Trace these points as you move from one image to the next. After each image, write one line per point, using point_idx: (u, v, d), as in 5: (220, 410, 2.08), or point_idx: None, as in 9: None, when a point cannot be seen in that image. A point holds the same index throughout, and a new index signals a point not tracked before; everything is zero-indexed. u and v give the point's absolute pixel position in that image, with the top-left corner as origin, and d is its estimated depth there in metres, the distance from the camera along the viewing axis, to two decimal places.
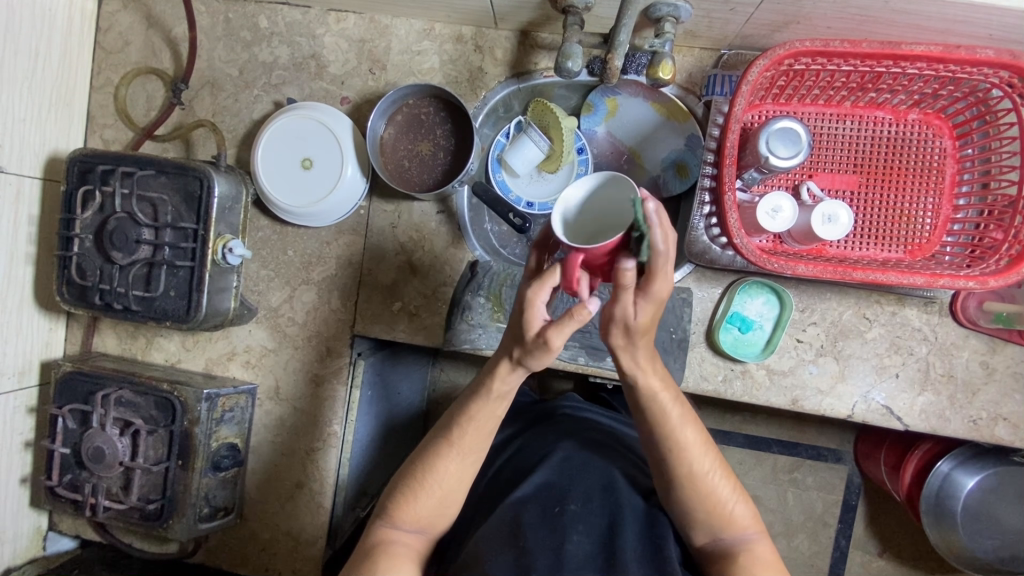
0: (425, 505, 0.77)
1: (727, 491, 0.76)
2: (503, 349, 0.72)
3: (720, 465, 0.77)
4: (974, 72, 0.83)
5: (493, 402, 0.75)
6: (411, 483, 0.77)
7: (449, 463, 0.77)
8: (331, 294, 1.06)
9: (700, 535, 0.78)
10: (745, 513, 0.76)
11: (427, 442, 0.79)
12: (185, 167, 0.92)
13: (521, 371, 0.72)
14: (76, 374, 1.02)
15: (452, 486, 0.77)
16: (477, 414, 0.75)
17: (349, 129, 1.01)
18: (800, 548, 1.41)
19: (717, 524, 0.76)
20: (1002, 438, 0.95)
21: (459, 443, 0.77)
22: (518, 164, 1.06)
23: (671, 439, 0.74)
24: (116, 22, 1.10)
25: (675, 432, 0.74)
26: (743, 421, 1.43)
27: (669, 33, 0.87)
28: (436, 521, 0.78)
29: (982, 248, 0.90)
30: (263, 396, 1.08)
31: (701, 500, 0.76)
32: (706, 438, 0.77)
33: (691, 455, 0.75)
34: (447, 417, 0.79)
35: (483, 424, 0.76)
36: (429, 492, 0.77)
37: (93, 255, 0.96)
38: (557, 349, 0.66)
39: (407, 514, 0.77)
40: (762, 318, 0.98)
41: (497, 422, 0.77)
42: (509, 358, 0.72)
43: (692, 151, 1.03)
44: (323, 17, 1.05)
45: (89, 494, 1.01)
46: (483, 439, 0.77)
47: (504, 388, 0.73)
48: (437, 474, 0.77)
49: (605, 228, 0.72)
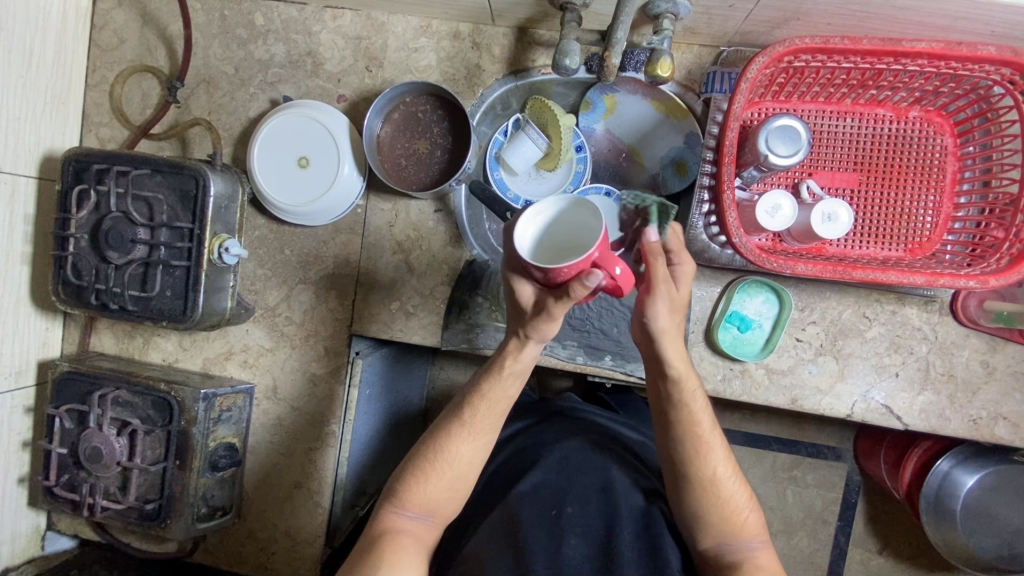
0: (435, 487, 0.78)
1: (743, 499, 0.78)
2: (511, 328, 0.77)
3: (739, 477, 0.79)
4: (975, 69, 0.82)
5: (506, 380, 0.78)
6: (423, 465, 0.78)
7: (461, 445, 0.78)
8: (329, 293, 1.06)
9: (706, 537, 0.78)
10: (756, 522, 0.78)
11: (439, 424, 0.80)
12: (181, 166, 0.92)
13: (530, 345, 0.76)
14: (73, 373, 1.02)
15: (463, 469, 0.79)
16: (490, 393, 0.78)
17: (346, 126, 1.00)
18: (800, 545, 1.41)
19: (728, 530, 0.77)
20: (1002, 437, 0.95)
21: (471, 423, 0.79)
22: (517, 162, 1.05)
23: (700, 440, 0.77)
24: (112, 20, 1.09)
25: (703, 436, 0.77)
26: (743, 418, 1.43)
27: (668, 29, 0.86)
28: (443, 507, 0.79)
29: (983, 247, 0.89)
30: (261, 395, 1.08)
31: (720, 507, 0.77)
32: (728, 449, 0.79)
33: (717, 461, 0.77)
34: (458, 399, 0.81)
35: (495, 404, 0.79)
36: (440, 474, 0.78)
37: (90, 255, 0.96)
38: (557, 317, 0.71)
39: (416, 496, 0.77)
40: (762, 317, 0.97)
41: (511, 401, 0.80)
42: (515, 335, 0.76)
43: (692, 148, 1.02)
44: (319, 13, 1.04)
45: (87, 493, 1.01)
46: (495, 420, 0.80)
47: (516, 365, 0.77)
48: (448, 457, 0.78)
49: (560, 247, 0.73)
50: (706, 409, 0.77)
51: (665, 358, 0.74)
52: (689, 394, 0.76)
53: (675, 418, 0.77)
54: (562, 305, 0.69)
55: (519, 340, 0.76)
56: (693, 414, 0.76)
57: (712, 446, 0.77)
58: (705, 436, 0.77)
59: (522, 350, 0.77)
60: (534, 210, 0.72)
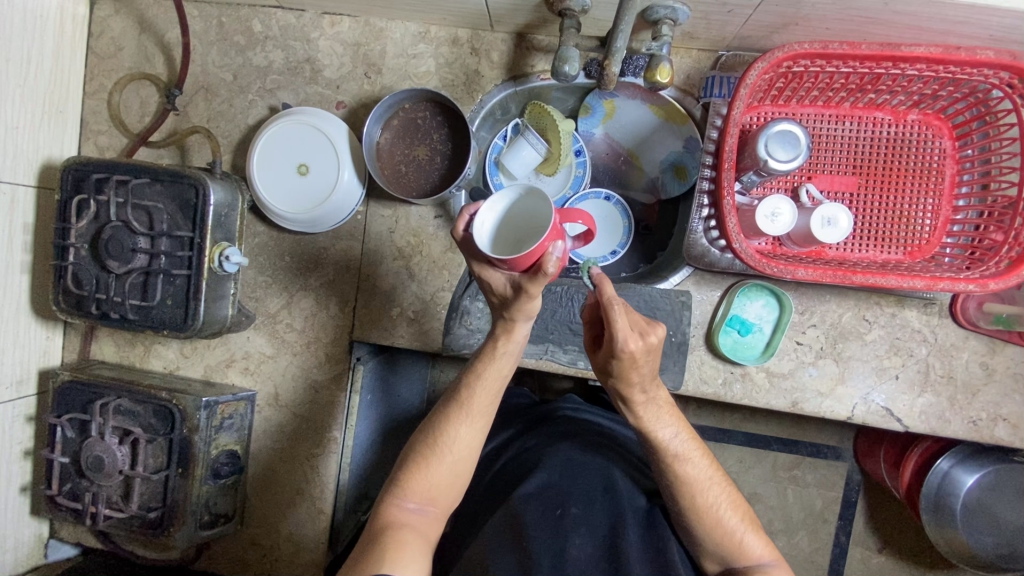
0: (436, 473, 0.78)
1: (735, 521, 0.76)
2: (497, 314, 0.80)
3: (727, 495, 0.77)
4: (974, 73, 0.83)
5: (501, 356, 0.81)
6: (424, 450, 0.79)
7: (460, 427, 0.79)
8: (331, 299, 1.06)
9: (712, 561, 0.78)
10: (757, 541, 0.75)
11: (437, 410, 0.81)
12: (180, 174, 0.92)
13: (515, 330, 0.80)
14: (74, 383, 1.02)
15: (463, 453, 0.79)
16: (485, 372, 0.80)
17: (345, 133, 1.00)
18: (801, 544, 1.42)
19: (726, 552, 0.76)
20: (1002, 439, 0.95)
21: (468, 405, 0.80)
22: (516, 166, 1.09)
23: (674, 469, 0.76)
24: (109, 27, 1.09)
25: (677, 460, 0.76)
26: (744, 419, 1.43)
27: (666, 36, 0.88)
28: (444, 495, 0.78)
29: (982, 250, 0.90)
30: (263, 402, 1.08)
31: (709, 530, 0.76)
32: (713, 469, 0.77)
33: (694, 489, 0.76)
34: (452, 387, 0.83)
35: (490, 386, 0.81)
36: (440, 458, 0.78)
37: (90, 265, 0.95)
38: (536, 294, 0.75)
39: (417, 485, 0.77)
40: (762, 320, 0.97)
41: (505, 381, 0.82)
42: (501, 322, 0.80)
43: (690, 153, 1.05)
44: (317, 20, 1.04)
45: (89, 503, 1.01)
46: (491, 404, 0.81)
47: (509, 343, 0.80)
48: (447, 439, 0.79)
49: (508, 236, 0.77)
50: (676, 432, 0.76)
51: (613, 392, 0.76)
52: (646, 422, 0.76)
53: (644, 446, 0.78)
54: (537, 283, 0.73)
55: (504, 323, 0.80)
56: (661, 442, 0.76)
57: (691, 474, 0.76)
58: (680, 461, 0.76)
59: (514, 329, 0.79)
60: (481, 224, 0.76)
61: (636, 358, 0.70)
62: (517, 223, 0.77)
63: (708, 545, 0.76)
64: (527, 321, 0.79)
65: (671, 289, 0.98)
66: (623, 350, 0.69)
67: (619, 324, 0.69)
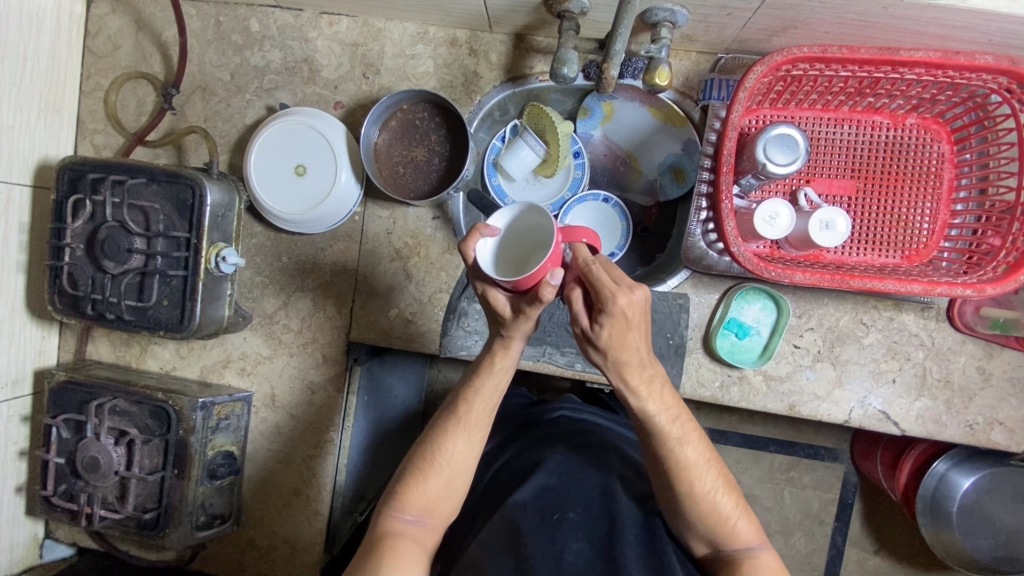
0: (433, 487, 0.77)
1: (729, 506, 0.75)
2: (493, 330, 0.80)
3: (721, 477, 0.76)
4: (972, 77, 0.82)
5: (498, 371, 0.80)
6: (421, 464, 0.78)
7: (457, 441, 0.79)
8: (328, 299, 1.05)
9: (701, 545, 0.77)
10: (749, 526, 0.76)
11: (433, 423, 0.81)
12: (176, 175, 0.91)
13: (513, 344, 0.79)
14: (70, 383, 1.01)
15: (461, 466, 0.79)
16: (483, 387, 0.79)
17: (343, 134, 0.99)
18: (797, 546, 1.42)
19: (718, 536, 0.75)
20: (999, 442, 0.95)
21: (466, 418, 0.79)
22: (515, 168, 1.09)
23: (674, 456, 0.73)
24: (105, 26, 1.09)
25: (676, 445, 0.73)
26: (741, 420, 1.43)
27: (666, 38, 0.87)
28: (440, 505, 0.78)
29: (980, 254, 0.90)
30: (260, 403, 1.08)
31: (707, 516, 0.74)
32: (709, 455, 0.76)
33: (693, 470, 0.74)
34: (452, 398, 0.82)
35: (488, 400, 0.80)
36: (437, 473, 0.78)
37: (85, 265, 0.95)
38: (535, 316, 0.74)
39: (415, 497, 0.76)
40: (760, 323, 0.97)
41: (502, 395, 0.81)
42: (500, 337, 0.79)
43: (688, 155, 1.05)
44: (315, 20, 1.04)
45: (85, 503, 1.01)
46: (489, 416, 0.80)
47: (506, 359, 0.80)
48: (444, 454, 0.78)
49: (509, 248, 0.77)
50: (677, 418, 0.74)
51: (614, 376, 0.71)
52: (648, 410, 0.72)
53: (642, 434, 0.75)
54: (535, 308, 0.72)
55: (503, 338, 0.79)
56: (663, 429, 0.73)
57: (688, 459, 0.74)
58: (679, 448, 0.73)
59: (511, 346, 0.79)
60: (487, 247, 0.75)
61: (626, 313, 0.64)
62: (519, 236, 0.76)
63: (701, 532, 0.76)
64: (524, 335, 0.79)
65: (669, 292, 0.98)
66: (613, 307, 0.64)
67: (606, 285, 0.64)
